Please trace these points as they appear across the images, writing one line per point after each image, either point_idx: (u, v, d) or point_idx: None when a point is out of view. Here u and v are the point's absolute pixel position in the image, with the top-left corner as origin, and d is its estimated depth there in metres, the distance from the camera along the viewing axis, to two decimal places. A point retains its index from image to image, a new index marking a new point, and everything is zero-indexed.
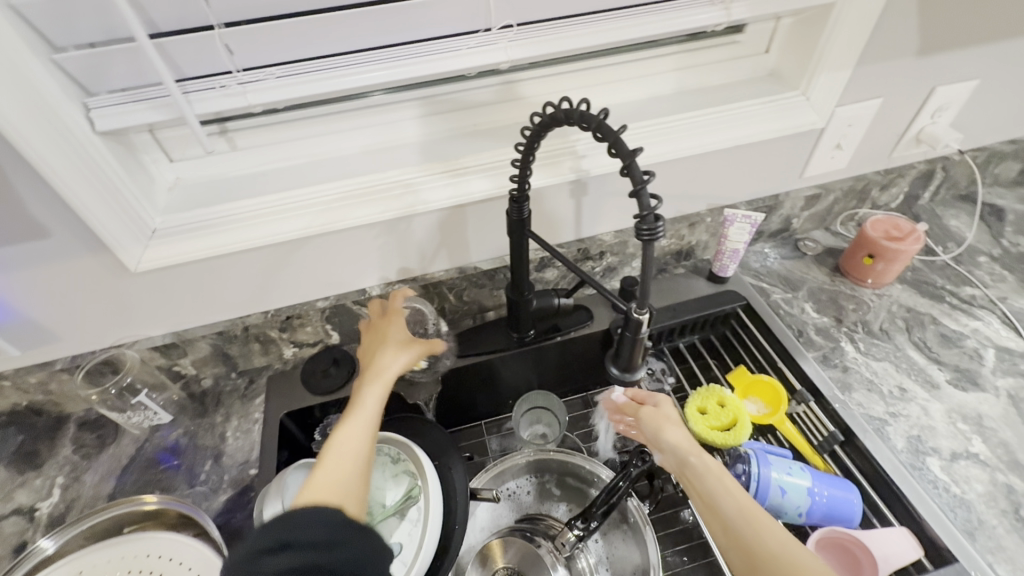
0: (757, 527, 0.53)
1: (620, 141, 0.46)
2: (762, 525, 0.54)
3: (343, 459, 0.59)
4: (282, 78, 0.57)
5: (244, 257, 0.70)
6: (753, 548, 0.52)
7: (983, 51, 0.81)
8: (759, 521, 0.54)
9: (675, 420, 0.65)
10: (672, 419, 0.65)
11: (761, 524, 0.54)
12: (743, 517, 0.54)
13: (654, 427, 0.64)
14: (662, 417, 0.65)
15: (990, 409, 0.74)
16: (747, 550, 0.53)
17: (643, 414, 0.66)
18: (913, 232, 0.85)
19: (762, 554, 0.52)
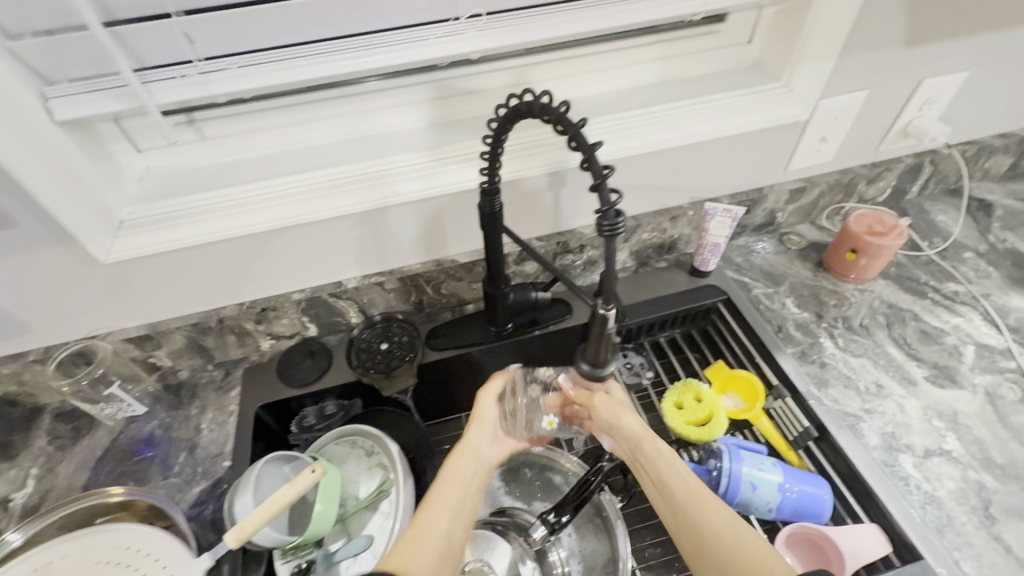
0: (704, 508, 0.59)
1: (580, 135, 0.45)
2: (707, 506, 0.59)
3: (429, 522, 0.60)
4: (244, 67, 0.56)
5: (217, 249, 0.69)
6: (698, 529, 0.58)
7: (972, 43, 0.80)
8: (705, 501, 0.60)
9: (624, 407, 0.70)
10: (624, 405, 0.70)
11: (707, 507, 0.59)
12: (691, 498, 0.60)
13: (610, 415, 0.68)
14: (615, 405, 0.69)
15: (966, 406, 0.73)
16: (694, 529, 0.58)
17: (597, 402, 0.70)
18: (896, 227, 0.84)
19: (706, 533, 0.57)
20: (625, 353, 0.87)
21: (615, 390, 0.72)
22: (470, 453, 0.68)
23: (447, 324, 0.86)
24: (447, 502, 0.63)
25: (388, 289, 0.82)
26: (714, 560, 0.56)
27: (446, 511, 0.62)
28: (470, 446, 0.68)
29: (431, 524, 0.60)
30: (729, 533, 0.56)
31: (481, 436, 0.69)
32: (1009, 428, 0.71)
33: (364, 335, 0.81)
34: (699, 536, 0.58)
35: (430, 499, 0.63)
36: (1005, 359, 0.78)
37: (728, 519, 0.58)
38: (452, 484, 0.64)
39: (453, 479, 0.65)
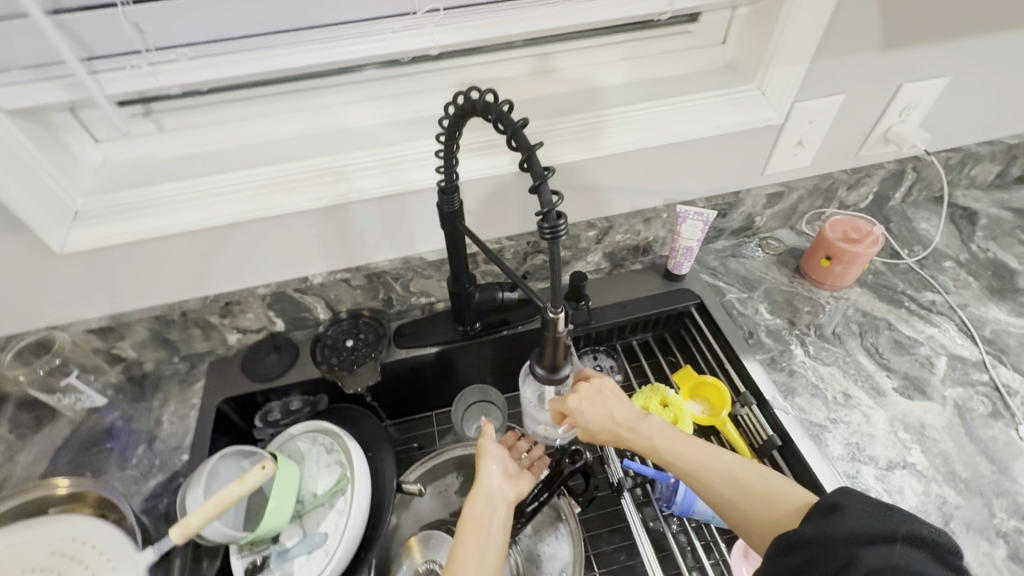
0: (709, 478, 0.61)
1: (520, 134, 0.45)
2: (709, 472, 0.61)
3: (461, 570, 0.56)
4: (195, 59, 0.56)
5: (178, 242, 0.69)
6: (715, 497, 0.60)
7: (953, 48, 0.78)
8: (707, 469, 0.62)
9: (599, 419, 0.67)
10: (597, 419, 0.67)
11: (708, 473, 0.61)
12: (696, 472, 0.62)
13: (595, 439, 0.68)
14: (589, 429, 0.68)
15: (934, 419, 0.72)
16: (709, 496, 0.60)
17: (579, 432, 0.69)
18: (871, 234, 0.83)
19: (722, 500, 0.60)
20: (595, 355, 0.87)
21: (581, 409, 0.67)
22: (480, 494, 0.63)
23: (415, 322, 0.85)
24: (469, 549, 0.58)
25: (354, 285, 0.81)
26: (743, 520, 0.58)
27: (471, 559, 0.57)
28: (481, 487, 0.64)
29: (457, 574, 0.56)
30: (740, 489, 0.59)
31: (487, 473, 0.65)
32: (977, 442, 0.70)
33: (330, 332, 0.81)
34: (717, 503, 0.60)
35: (454, 554, 0.58)
36: (977, 372, 0.77)
37: (731, 475, 0.60)
38: (470, 529, 0.60)
39: (469, 523, 0.60)
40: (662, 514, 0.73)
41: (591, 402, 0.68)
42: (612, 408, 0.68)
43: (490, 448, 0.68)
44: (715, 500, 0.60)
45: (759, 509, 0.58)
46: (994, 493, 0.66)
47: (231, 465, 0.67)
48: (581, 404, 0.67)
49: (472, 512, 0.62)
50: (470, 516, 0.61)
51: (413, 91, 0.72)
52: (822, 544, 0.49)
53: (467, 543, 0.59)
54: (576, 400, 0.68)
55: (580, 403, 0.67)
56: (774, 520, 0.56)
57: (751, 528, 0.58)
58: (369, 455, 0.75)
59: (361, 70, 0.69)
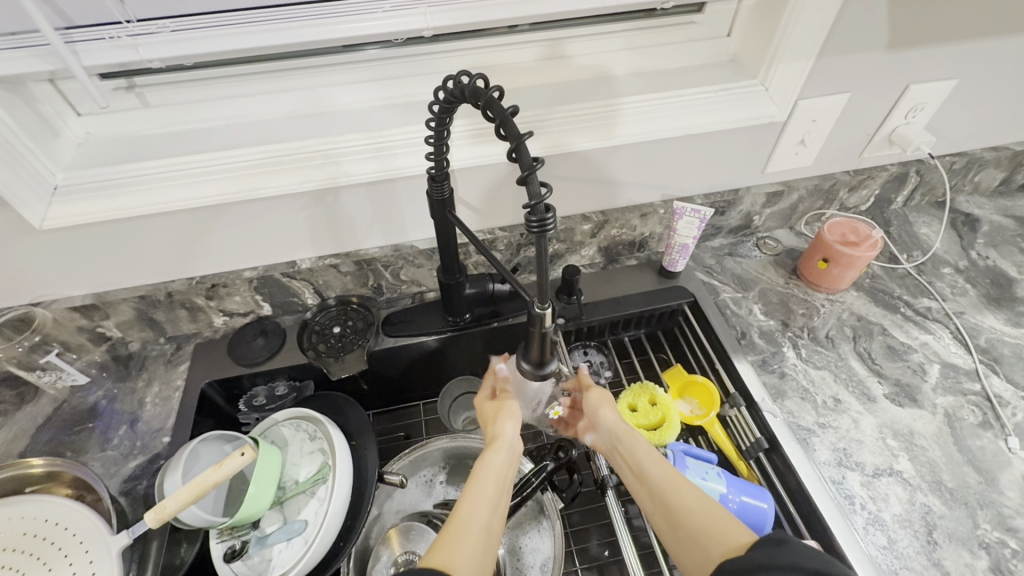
0: (684, 484, 0.59)
1: (508, 122, 0.43)
2: (683, 481, 0.59)
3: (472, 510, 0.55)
4: (176, 32, 0.54)
5: (162, 220, 0.67)
6: (678, 508, 0.56)
7: (963, 50, 0.76)
8: (682, 480, 0.59)
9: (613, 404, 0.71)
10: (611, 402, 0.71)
11: (683, 483, 0.59)
12: (670, 478, 0.60)
13: (595, 403, 0.69)
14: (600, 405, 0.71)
15: (923, 426, 0.72)
16: (670, 503, 0.57)
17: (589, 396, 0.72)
18: (870, 238, 0.81)
19: (682, 509, 0.56)
20: (585, 351, 0.85)
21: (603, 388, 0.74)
22: (504, 447, 0.62)
23: (405, 311, 0.84)
24: (483, 492, 0.57)
25: (343, 272, 0.79)
26: (692, 538, 0.53)
27: (482, 504, 0.56)
28: (505, 440, 0.63)
29: (467, 513, 0.55)
30: (705, 502, 0.56)
31: (509, 429, 0.65)
32: (964, 452, 0.69)
33: (318, 318, 0.80)
34: (675, 511, 0.56)
35: (465, 495, 0.57)
36: (969, 381, 0.76)
37: (701, 491, 0.58)
38: (489, 476, 0.59)
39: (489, 474, 0.59)
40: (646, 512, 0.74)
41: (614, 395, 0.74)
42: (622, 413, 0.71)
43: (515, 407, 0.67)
44: (675, 511, 0.56)
45: (712, 525, 0.53)
46: (978, 503, 0.65)
47: (209, 451, 0.67)
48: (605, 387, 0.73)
49: (485, 465, 0.60)
50: (484, 467, 0.60)
51: (408, 74, 0.71)
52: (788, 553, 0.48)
53: (479, 487, 0.57)
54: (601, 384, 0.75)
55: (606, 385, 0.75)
56: (726, 540, 0.51)
57: (698, 546, 0.53)
58: (353, 444, 0.74)
59: (352, 51, 0.68)
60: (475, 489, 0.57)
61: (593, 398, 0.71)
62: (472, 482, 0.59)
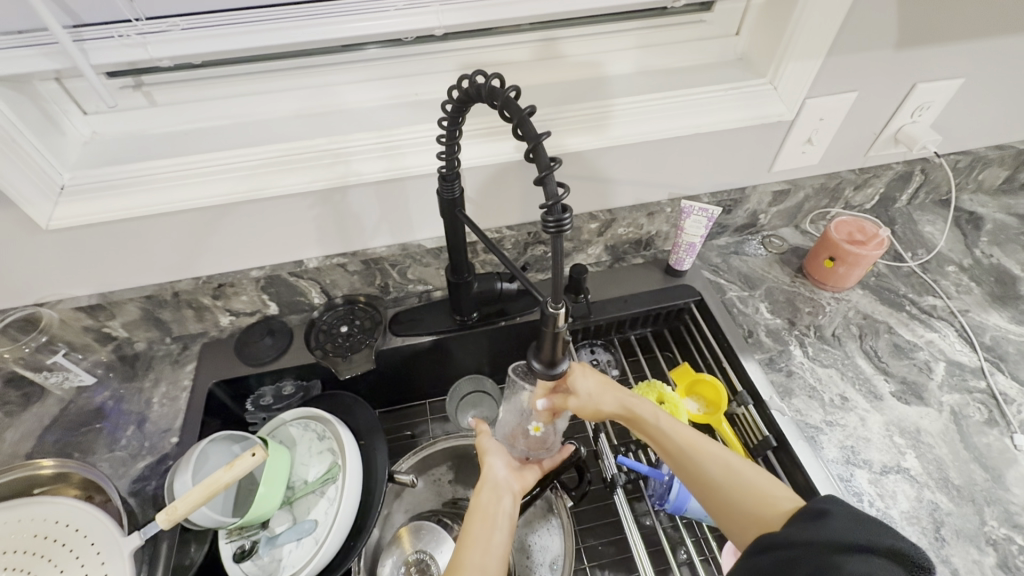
0: (704, 460, 0.61)
1: (526, 122, 0.43)
2: (702, 453, 0.61)
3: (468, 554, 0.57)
4: (186, 30, 0.54)
5: (169, 219, 0.67)
6: (706, 482, 0.60)
7: (970, 48, 0.76)
8: (700, 452, 0.61)
9: (597, 392, 0.66)
10: (595, 393, 0.66)
11: (703, 456, 0.61)
12: (684, 456, 0.62)
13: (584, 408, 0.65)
14: (590, 399, 0.65)
15: (930, 424, 0.72)
16: (697, 479, 0.60)
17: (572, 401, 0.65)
18: (876, 236, 0.82)
19: (711, 483, 0.59)
20: (592, 349, 0.85)
21: (581, 375, 0.66)
22: (486, 485, 0.64)
23: (411, 311, 0.84)
24: (478, 536, 0.59)
25: (350, 271, 0.79)
26: (727, 507, 0.58)
27: (479, 546, 0.58)
28: (488, 479, 0.64)
29: (465, 560, 0.57)
30: (728, 475, 0.59)
31: (492, 467, 0.66)
32: (970, 449, 0.70)
33: (325, 318, 0.80)
34: (704, 485, 0.60)
35: (462, 541, 0.59)
36: (975, 379, 0.77)
37: (721, 461, 0.60)
38: (478, 517, 0.60)
39: (478, 513, 0.61)
40: (655, 509, 0.74)
41: (593, 372, 0.66)
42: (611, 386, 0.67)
43: (492, 444, 0.68)
44: (703, 486, 0.60)
45: (746, 498, 0.58)
46: (985, 501, 0.66)
47: (219, 451, 0.67)
48: (584, 372, 0.66)
49: (479, 507, 0.62)
50: (476, 510, 0.61)
51: (416, 73, 0.70)
52: (799, 551, 0.48)
53: (473, 531, 0.59)
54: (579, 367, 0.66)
55: (582, 369, 0.66)
56: (758, 511, 0.56)
57: (736, 515, 0.58)
58: (362, 443, 0.74)
59: (355, 50, 0.67)
60: (471, 533, 0.59)
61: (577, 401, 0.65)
62: (467, 525, 0.60)
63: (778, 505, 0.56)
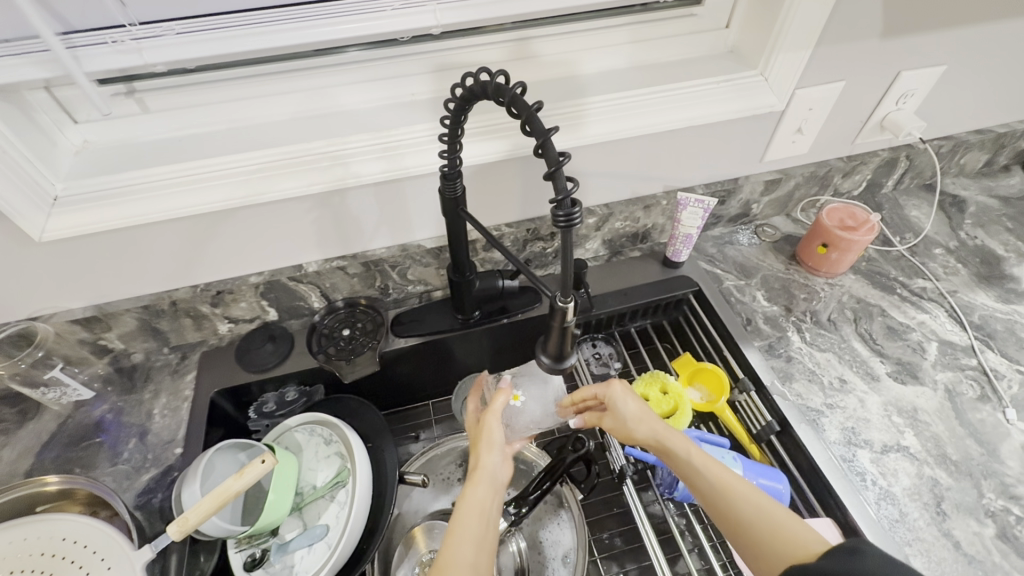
0: (735, 498, 0.58)
1: (534, 119, 0.43)
2: (735, 492, 0.58)
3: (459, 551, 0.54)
4: (182, 34, 0.54)
5: (167, 228, 0.66)
6: (737, 519, 0.57)
7: (952, 36, 0.78)
8: (734, 492, 0.58)
9: (634, 417, 0.65)
10: (632, 418, 0.65)
11: (734, 494, 0.58)
12: (717, 494, 0.59)
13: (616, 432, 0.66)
14: (623, 423, 0.65)
15: (926, 403, 0.74)
16: (727, 517, 0.58)
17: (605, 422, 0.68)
18: (867, 222, 0.83)
19: (744, 522, 0.56)
20: (594, 343, 0.87)
21: (619, 400, 0.66)
22: (482, 478, 0.60)
23: (412, 311, 0.83)
24: (470, 530, 0.56)
25: (351, 274, 0.79)
26: (757, 549, 0.55)
27: (471, 541, 0.55)
28: (485, 471, 0.61)
29: (455, 557, 0.54)
30: (760, 516, 0.56)
31: (489, 459, 0.62)
32: (966, 425, 0.72)
33: (326, 321, 0.79)
34: (735, 524, 0.57)
35: (450, 537, 0.56)
36: (966, 357, 0.79)
37: (755, 501, 0.57)
38: (471, 512, 0.57)
39: (471, 508, 0.58)
40: (662, 498, 0.74)
41: (634, 397, 0.66)
42: (649, 413, 0.66)
43: (495, 435, 0.65)
44: (733, 521, 0.57)
45: (776, 539, 0.55)
46: (982, 474, 0.68)
47: (226, 458, 0.66)
48: (624, 396, 0.66)
49: (470, 500, 0.59)
50: (468, 502, 0.58)
51: (412, 72, 0.70)
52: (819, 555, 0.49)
53: (467, 525, 0.56)
54: (620, 389, 0.67)
55: (623, 394, 0.66)
56: (788, 555, 0.53)
57: (766, 557, 0.55)
58: (370, 445, 0.74)
59: (334, 53, 0.67)
60: (463, 526, 0.56)
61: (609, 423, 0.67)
62: (460, 518, 0.57)
63: (808, 547, 0.53)
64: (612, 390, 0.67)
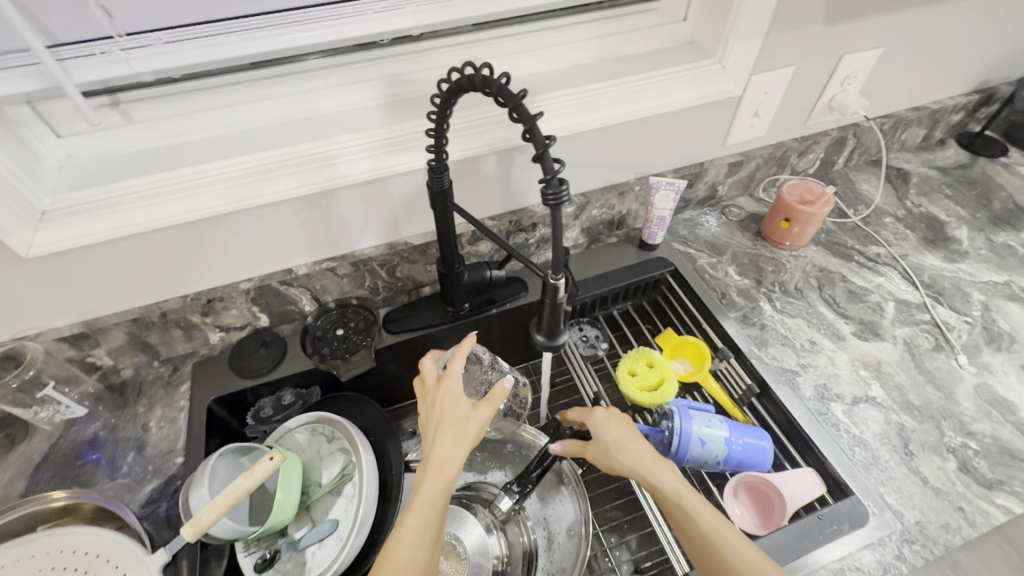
0: (722, 545, 0.56)
1: (520, 106, 0.47)
2: (725, 541, 0.56)
3: (405, 562, 0.52)
4: (172, 44, 0.57)
5: (156, 238, 0.66)
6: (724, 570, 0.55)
7: (886, 21, 0.86)
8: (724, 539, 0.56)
9: (616, 444, 0.65)
10: (614, 445, 0.64)
11: (722, 541, 0.56)
12: (705, 541, 0.57)
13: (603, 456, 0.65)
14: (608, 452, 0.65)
15: (888, 356, 0.81)
16: (710, 562, 0.56)
17: (591, 452, 0.67)
18: (824, 195, 0.90)
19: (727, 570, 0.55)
20: (581, 326, 0.90)
21: (603, 427, 0.66)
22: (439, 476, 0.57)
23: (403, 308, 0.86)
24: (418, 534, 0.54)
25: (340, 274, 0.80)
26: None
27: (416, 548, 0.54)
28: (449, 466, 0.57)
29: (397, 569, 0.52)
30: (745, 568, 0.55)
31: (453, 455, 0.58)
32: (924, 373, 0.79)
33: (319, 323, 0.80)
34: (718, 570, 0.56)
35: (397, 531, 0.55)
36: (920, 312, 0.86)
37: (743, 553, 0.55)
38: (421, 517, 0.55)
39: (422, 513, 0.55)
40: None
41: (617, 424, 0.66)
42: (637, 444, 0.65)
43: (472, 430, 0.59)
44: (718, 567, 0.55)
45: None
46: (942, 416, 0.74)
47: (230, 463, 0.67)
48: (606, 422, 0.66)
49: (418, 501, 0.56)
50: (416, 504, 0.56)
51: (391, 74, 0.72)
52: None
53: (410, 534, 0.54)
54: (602, 416, 0.67)
55: (605, 420, 0.67)
56: None
57: None
58: (372, 440, 0.76)
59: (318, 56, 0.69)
60: (406, 533, 0.54)
61: (596, 451, 0.66)
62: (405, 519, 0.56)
63: None
64: (595, 416, 0.67)
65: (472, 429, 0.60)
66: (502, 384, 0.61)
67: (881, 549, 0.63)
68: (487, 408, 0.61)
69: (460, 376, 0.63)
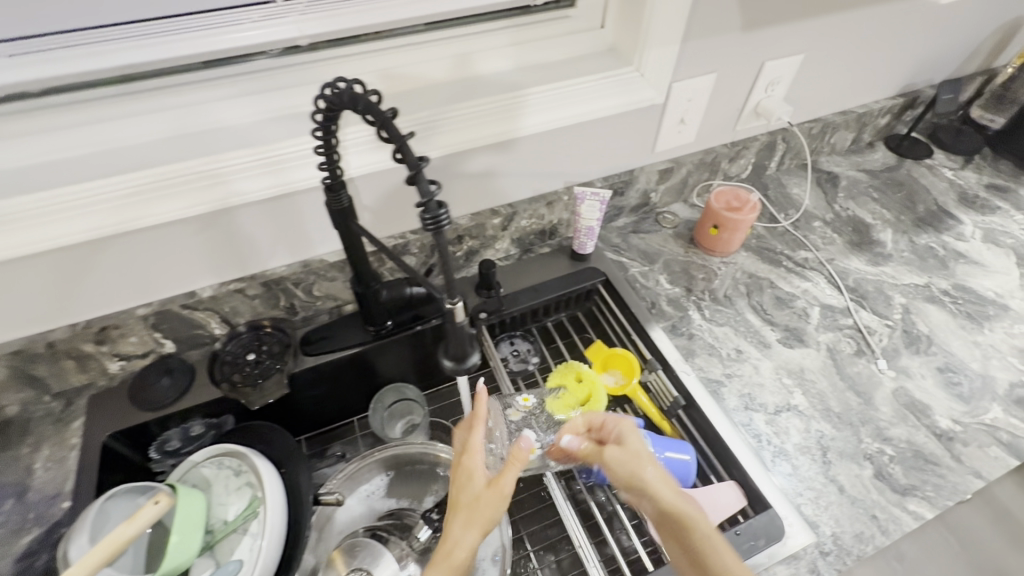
0: None
1: (388, 125, 0.46)
2: None
3: None
4: (16, 56, 0.55)
5: (26, 267, 0.61)
6: None
7: (806, 26, 0.86)
8: None
9: (645, 457, 0.61)
10: (643, 455, 0.61)
11: None
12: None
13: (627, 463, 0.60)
14: (634, 461, 0.60)
15: (811, 362, 0.81)
16: None
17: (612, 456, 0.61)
18: (749, 202, 0.90)
19: None
20: (512, 340, 0.87)
21: (633, 437, 0.62)
22: (444, 558, 0.55)
23: (321, 328, 0.82)
24: None
25: (250, 295, 0.76)
26: None
27: None
28: (458, 549, 0.55)
29: None
30: None
31: (464, 538, 0.56)
32: (846, 379, 0.79)
33: (228, 348, 0.75)
34: None
35: None
36: (843, 317, 0.87)
37: None
38: None
39: None
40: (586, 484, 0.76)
41: (643, 441, 0.64)
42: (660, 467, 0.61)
43: (490, 512, 0.57)
44: None
45: None
46: (861, 421, 0.75)
47: (125, 506, 0.62)
48: (633, 432, 0.63)
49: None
50: None
51: (292, 85, 0.69)
52: None
53: None
54: (630, 426, 0.64)
55: (633, 430, 0.63)
56: None
57: None
58: (284, 471, 0.71)
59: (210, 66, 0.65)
60: None
61: (619, 456, 0.61)
62: None
63: None
64: (624, 425, 0.64)
65: (487, 510, 0.57)
66: (518, 449, 0.59)
67: (797, 563, 0.62)
68: (507, 487, 0.58)
69: (480, 452, 0.62)
